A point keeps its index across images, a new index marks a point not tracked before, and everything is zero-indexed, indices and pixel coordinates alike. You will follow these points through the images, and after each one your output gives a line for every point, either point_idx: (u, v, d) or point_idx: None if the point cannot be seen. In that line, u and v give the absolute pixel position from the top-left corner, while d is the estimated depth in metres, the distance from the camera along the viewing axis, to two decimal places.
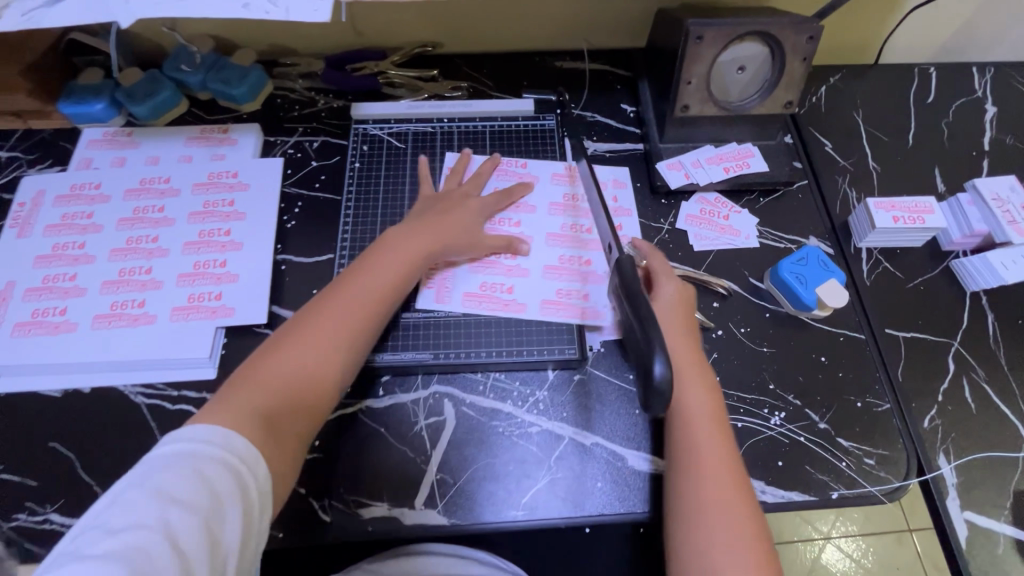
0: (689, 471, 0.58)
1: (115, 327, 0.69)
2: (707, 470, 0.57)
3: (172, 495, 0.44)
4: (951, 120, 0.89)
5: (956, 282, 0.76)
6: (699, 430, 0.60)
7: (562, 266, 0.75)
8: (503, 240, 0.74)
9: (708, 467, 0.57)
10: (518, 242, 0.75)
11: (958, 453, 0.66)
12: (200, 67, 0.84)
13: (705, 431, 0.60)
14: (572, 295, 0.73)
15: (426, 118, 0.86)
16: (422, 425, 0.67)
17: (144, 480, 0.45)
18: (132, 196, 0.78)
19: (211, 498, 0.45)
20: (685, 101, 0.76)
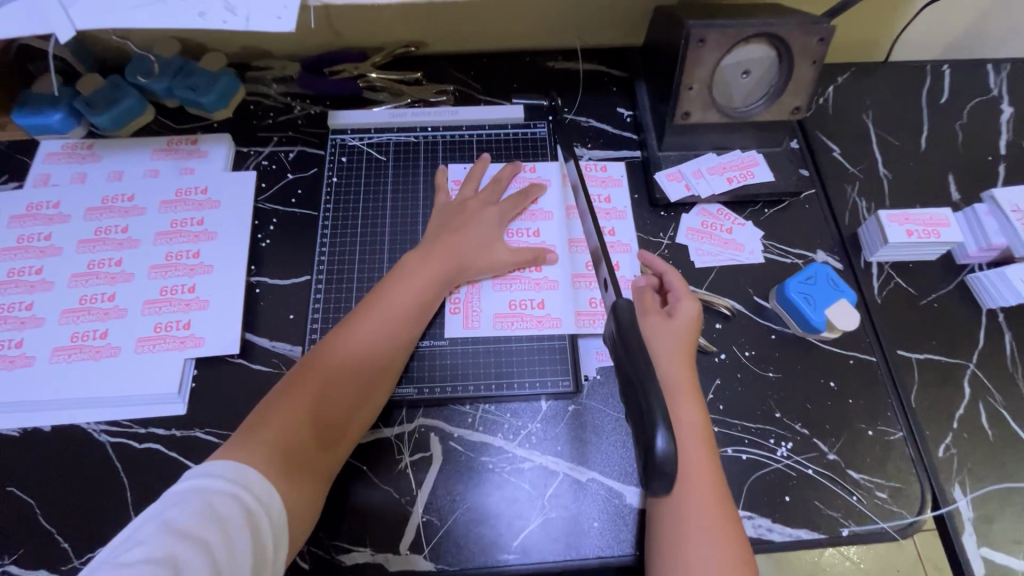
0: (681, 523, 0.53)
1: (75, 361, 0.65)
2: (701, 521, 0.52)
3: (183, 531, 0.45)
4: (965, 122, 0.84)
5: (971, 299, 0.72)
6: (693, 476, 0.54)
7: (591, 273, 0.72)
8: (530, 253, 0.70)
9: (701, 518, 0.53)
10: (543, 252, 0.71)
11: (976, 485, 0.63)
12: (166, 74, 0.79)
13: (698, 468, 0.55)
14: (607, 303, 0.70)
15: (409, 127, 0.80)
16: (407, 462, 0.63)
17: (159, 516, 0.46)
18: (93, 215, 0.73)
19: (221, 534, 0.46)
20: (686, 108, 0.71)
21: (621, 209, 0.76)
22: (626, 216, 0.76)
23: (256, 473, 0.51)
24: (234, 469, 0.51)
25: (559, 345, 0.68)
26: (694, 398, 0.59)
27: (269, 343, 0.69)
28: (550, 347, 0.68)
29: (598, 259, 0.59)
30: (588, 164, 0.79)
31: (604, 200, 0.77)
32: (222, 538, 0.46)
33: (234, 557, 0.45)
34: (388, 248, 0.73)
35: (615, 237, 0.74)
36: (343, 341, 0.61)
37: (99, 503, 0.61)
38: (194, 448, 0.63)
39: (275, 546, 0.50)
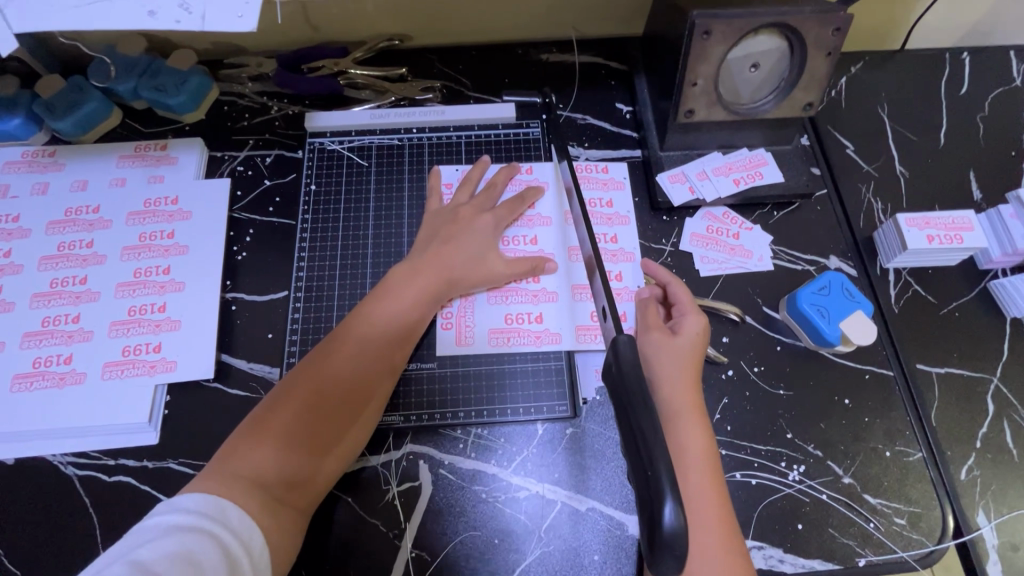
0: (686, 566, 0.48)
1: (38, 389, 0.61)
2: (709, 564, 0.48)
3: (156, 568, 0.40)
4: (987, 114, 0.79)
5: (994, 307, 0.68)
6: (699, 513, 0.50)
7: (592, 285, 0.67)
8: (529, 263, 0.65)
9: (709, 559, 0.48)
10: (543, 261, 0.67)
11: (999, 509, 0.59)
12: (131, 73, 0.73)
13: (707, 503, 0.51)
14: None
15: (393, 128, 0.75)
16: (394, 492, 0.59)
17: (126, 555, 0.41)
18: (56, 229, 0.68)
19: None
20: (690, 105, 0.66)
21: (623, 214, 0.71)
22: (629, 222, 0.71)
23: (235, 512, 0.46)
24: (212, 504, 0.46)
25: (554, 366, 0.64)
26: (700, 424, 0.55)
27: (246, 365, 0.64)
28: (545, 368, 0.64)
29: (592, 270, 0.53)
30: (587, 165, 0.74)
31: (605, 205, 0.72)
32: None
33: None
34: (371, 262, 0.68)
35: (617, 244, 0.70)
36: (326, 363, 0.56)
37: (67, 542, 0.57)
38: (168, 480, 0.59)
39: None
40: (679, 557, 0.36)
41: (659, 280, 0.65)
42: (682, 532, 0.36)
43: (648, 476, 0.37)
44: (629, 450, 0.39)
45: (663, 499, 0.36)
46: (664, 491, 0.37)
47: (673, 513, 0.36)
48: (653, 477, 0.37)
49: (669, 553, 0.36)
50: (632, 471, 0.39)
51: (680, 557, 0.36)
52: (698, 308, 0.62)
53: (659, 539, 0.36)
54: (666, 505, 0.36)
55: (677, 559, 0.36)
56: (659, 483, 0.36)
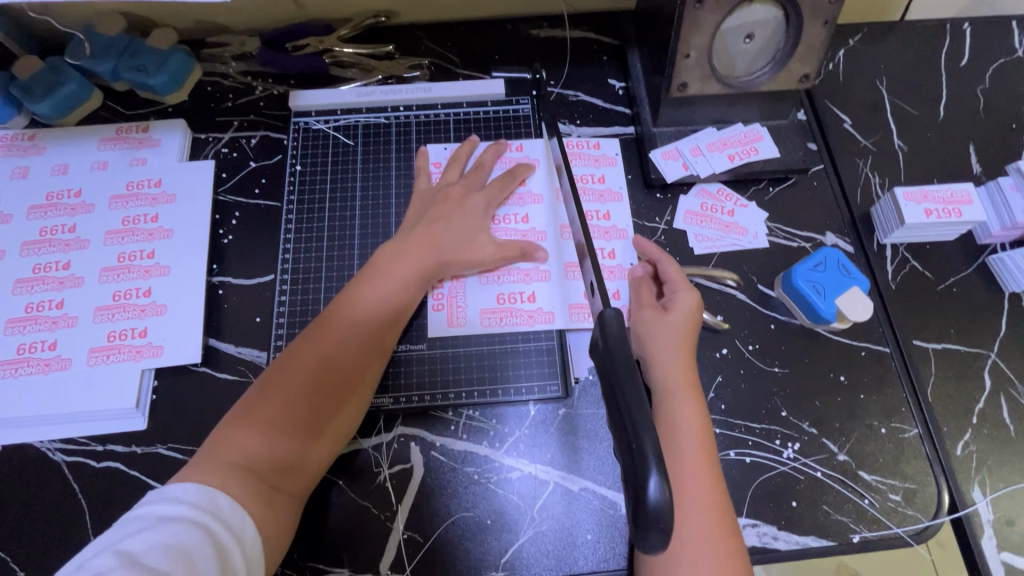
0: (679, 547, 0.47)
1: (23, 375, 0.60)
2: (702, 543, 0.47)
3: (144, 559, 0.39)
4: (987, 87, 0.77)
5: (992, 282, 0.67)
6: (691, 492, 0.49)
7: None
8: (515, 248, 0.63)
9: (701, 538, 0.48)
10: (532, 248, 0.64)
11: (995, 484, 0.59)
12: (110, 52, 0.71)
13: (700, 481, 0.50)
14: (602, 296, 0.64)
15: (379, 107, 0.74)
16: (386, 475, 0.59)
17: (117, 545, 0.40)
18: (37, 214, 0.67)
19: (189, 569, 0.40)
20: (683, 78, 0.64)
21: (616, 190, 0.70)
22: (622, 198, 0.70)
23: (226, 501, 0.46)
24: (204, 495, 0.45)
25: (545, 346, 0.63)
26: (694, 403, 0.54)
27: (234, 349, 0.63)
28: (537, 349, 0.63)
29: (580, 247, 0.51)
30: (578, 142, 0.72)
31: (597, 181, 0.70)
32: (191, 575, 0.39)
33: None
34: (358, 243, 0.67)
35: (610, 221, 0.68)
36: (313, 347, 0.55)
37: (56, 528, 0.56)
38: (157, 465, 0.59)
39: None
40: (663, 532, 0.35)
41: (648, 256, 0.63)
42: (667, 506, 0.35)
43: (632, 449, 0.36)
44: (615, 424, 0.39)
45: (647, 471, 0.35)
46: (648, 464, 0.36)
47: (658, 487, 0.35)
48: (638, 449, 0.36)
49: (653, 528, 0.35)
50: (618, 446, 0.39)
51: (665, 532, 0.35)
52: (691, 285, 0.61)
53: (644, 513, 0.35)
54: (650, 477, 0.35)
55: (662, 533, 0.35)
56: (643, 455, 0.36)
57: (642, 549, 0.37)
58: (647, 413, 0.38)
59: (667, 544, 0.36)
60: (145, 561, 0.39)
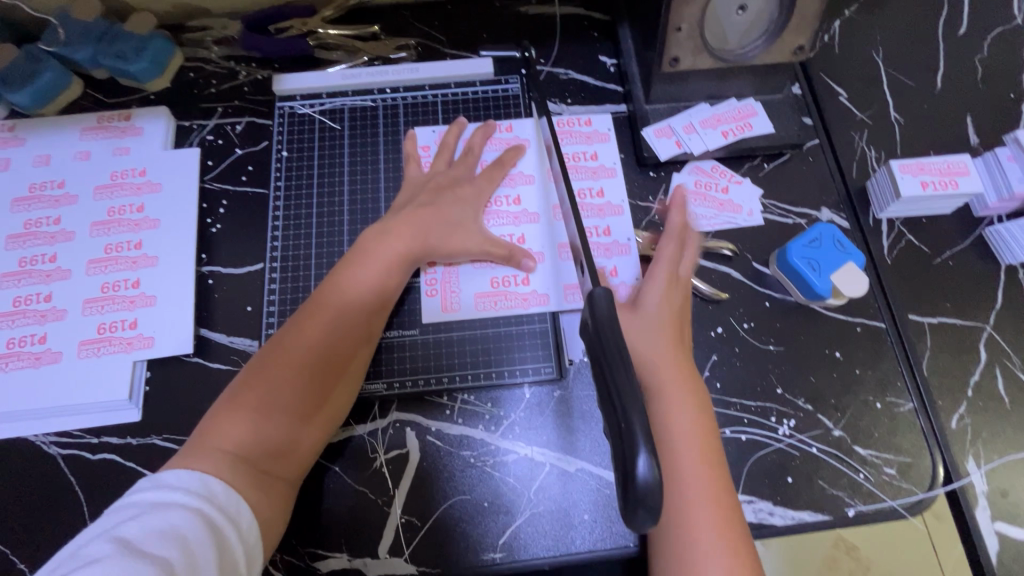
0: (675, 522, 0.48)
1: (13, 370, 0.60)
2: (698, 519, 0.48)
3: (138, 543, 0.39)
4: (985, 56, 0.76)
5: (988, 255, 0.66)
6: (683, 468, 0.49)
7: None
8: (504, 250, 0.62)
9: (698, 515, 0.48)
10: (521, 254, 0.63)
11: (990, 456, 0.59)
12: (89, 39, 0.70)
13: (694, 455, 0.50)
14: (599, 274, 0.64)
15: (365, 90, 0.72)
16: (382, 460, 0.59)
17: (111, 531, 0.40)
18: (20, 207, 0.66)
19: (188, 553, 0.39)
20: (674, 52, 0.63)
21: (609, 168, 0.69)
22: (614, 175, 0.69)
23: (221, 486, 0.45)
24: (197, 481, 0.45)
25: (539, 328, 0.63)
26: (688, 383, 0.54)
27: (226, 339, 0.63)
28: (530, 331, 0.63)
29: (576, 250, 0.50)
30: (570, 119, 0.71)
31: (590, 158, 0.69)
32: (189, 559, 0.39)
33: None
34: (348, 229, 0.66)
35: (603, 199, 0.67)
36: (301, 335, 0.54)
37: (55, 521, 0.57)
38: (152, 456, 0.58)
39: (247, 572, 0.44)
40: (651, 510, 0.35)
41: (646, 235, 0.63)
42: (655, 485, 0.35)
43: (621, 427, 0.36)
44: (605, 403, 0.39)
45: (635, 450, 0.35)
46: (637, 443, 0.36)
47: (646, 465, 0.35)
48: (627, 428, 0.36)
49: (641, 505, 0.35)
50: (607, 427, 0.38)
51: (654, 510, 0.35)
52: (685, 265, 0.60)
53: (633, 491, 0.35)
54: (638, 456, 0.35)
55: (650, 511, 0.35)
56: (632, 433, 0.36)
57: (631, 528, 0.36)
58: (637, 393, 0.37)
59: (657, 522, 0.36)
60: (143, 546, 0.39)
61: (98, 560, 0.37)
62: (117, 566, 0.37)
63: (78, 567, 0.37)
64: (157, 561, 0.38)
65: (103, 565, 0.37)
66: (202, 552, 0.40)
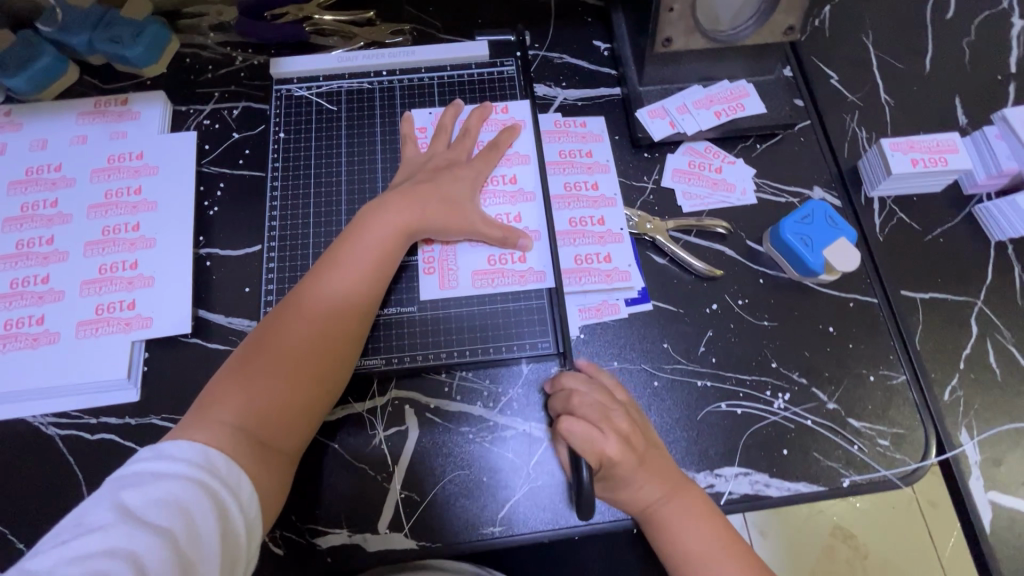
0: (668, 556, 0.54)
1: (11, 351, 0.60)
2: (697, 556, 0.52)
3: (136, 514, 0.40)
4: (973, 39, 0.77)
5: (978, 231, 0.67)
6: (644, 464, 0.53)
7: (574, 230, 0.66)
8: (501, 230, 0.63)
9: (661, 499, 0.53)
10: (517, 233, 0.63)
11: (981, 427, 0.60)
12: (85, 25, 0.70)
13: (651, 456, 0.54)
14: (594, 259, 0.65)
15: (362, 73, 0.73)
16: (381, 437, 0.59)
17: (115, 497, 0.41)
18: (17, 190, 0.66)
19: (188, 525, 0.41)
20: (667, 33, 0.64)
21: (602, 164, 0.69)
22: (609, 170, 0.69)
23: (222, 458, 0.46)
24: (198, 452, 0.45)
25: (536, 305, 0.63)
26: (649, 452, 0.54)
27: (224, 319, 0.63)
28: (528, 308, 0.63)
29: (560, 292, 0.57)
30: (565, 120, 0.71)
31: (584, 155, 0.69)
32: (189, 531, 0.41)
33: (200, 552, 0.41)
34: (346, 210, 0.67)
35: (597, 191, 0.67)
36: (290, 324, 0.54)
37: (53, 500, 0.56)
38: (151, 435, 0.59)
39: (249, 540, 0.45)
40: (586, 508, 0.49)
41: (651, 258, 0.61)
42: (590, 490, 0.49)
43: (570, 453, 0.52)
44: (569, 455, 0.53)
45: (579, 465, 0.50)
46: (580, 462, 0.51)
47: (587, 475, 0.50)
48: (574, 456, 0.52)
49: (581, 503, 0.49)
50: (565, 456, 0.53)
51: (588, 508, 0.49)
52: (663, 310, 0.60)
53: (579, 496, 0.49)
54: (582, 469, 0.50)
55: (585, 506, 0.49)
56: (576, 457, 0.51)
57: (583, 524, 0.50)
58: (584, 452, 0.51)
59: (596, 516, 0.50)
60: (142, 516, 0.40)
61: (100, 529, 0.39)
62: (119, 535, 0.39)
63: (82, 534, 0.39)
64: (156, 529, 0.40)
65: (105, 534, 0.39)
66: (201, 524, 0.41)
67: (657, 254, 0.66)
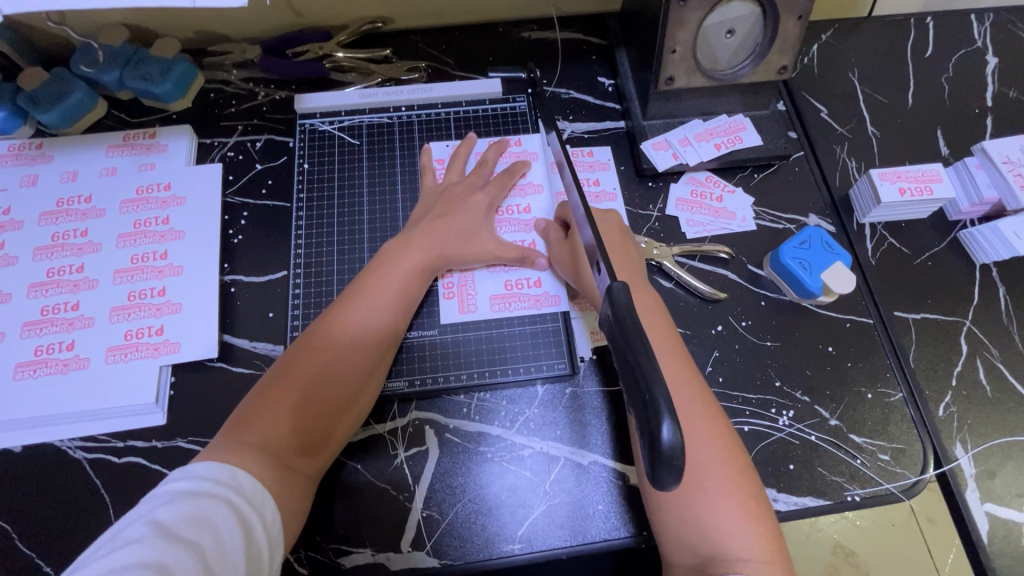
0: (691, 544, 0.49)
1: (41, 376, 0.61)
2: (732, 550, 0.47)
3: (169, 530, 0.41)
4: (951, 76, 0.83)
5: (964, 255, 0.71)
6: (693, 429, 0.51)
7: None
8: (517, 252, 0.66)
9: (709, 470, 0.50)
10: (533, 254, 0.66)
11: (976, 441, 0.63)
12: (116, 63, 0.73)
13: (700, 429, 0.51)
14: None
15: (381, 108, 0.76)
16: (403, 457, 0.61)
17: (147, 515, 0.42)
18: (48, 220, 0.68)
19: (218, 541, 0.42)
20: (670, 72, 0.68)
21: (610, 192, 0.73)
22: (616, 198, 0.73)
23: (248, 479, 0.47)
24: (226, 472, 0.47)
25: (551, 327, 0.66)
26: (713, 414, 0.53)
27: (249, 344, 0.65)
28: (542, 330, 0.66)
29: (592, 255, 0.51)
30: (574, 149, 0.75)
31: (592, 184, 0.74)
32: (218, 548, 0.41)
33: (228, 570, 0.41)
34: (367, 238, 0.70)
35: None
36: (315, 350, 0.56)
37: (80, 525, 0.57)
38: (177, 458, 0.60)
39: (271, 560, 0.46)
40: (675, 469, 0.36)
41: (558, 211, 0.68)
42: (680, 447, 0.36)
43: (645, 400, 0.37)
44: (627, 380, 0.39)
45: (660, 417, 0.36)
46: (661, 412, 0.36)
47: (671, 431, 0.36)
48: (650, 400, 0.37)
49: (666, 468, 0.36)
50: (630, 398, 0.39)
51: (677, 469, 0.36)
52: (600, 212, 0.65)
53: (660, 455, 0.36)
54: (663, 423, 0.36)
55: (674, 471, 0.36)
56: (656, 405, 0.36)
57: (655, 487, 0.38)
58: (669, 403, 0.36)
59: (679, 482, 0.37)
60: (176, 530, 0.41)
61: (135, 542, 0.40)
62: (152, 549, 0.39)
63: (118, 547, 0.40)
64: (188, 545, 0.40)
65: (139, 547, 0.39)
66: (229, 542, 0.42)
67: (664, 278, 0.69)
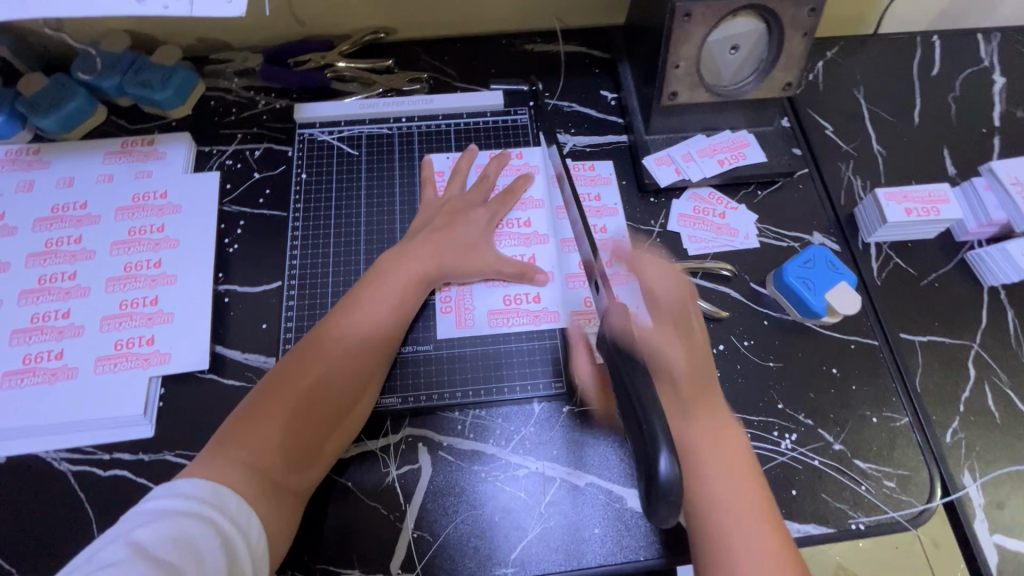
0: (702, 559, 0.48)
1: (28, 385, 0.60)
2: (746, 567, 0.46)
3: (147, 552, 0.40)
4: (958, 94, 0.82)
5: (972, 277, 0.70)
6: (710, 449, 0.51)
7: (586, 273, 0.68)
8: (516, 268, 0.66)
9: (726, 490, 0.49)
10: (533, 270, 0.66)
11: (984, 469, 0.61)
12: (116, 70, 0.73)
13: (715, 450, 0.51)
14: None
15: (382, 119, 0.76)
16: (395, 476, 0.59)
17: (127, 535, 0.41)
18: (42, 227, 0.68)
19: (197, 563, 0.40)
20: (673, 87, 0.67)
21: (612, 207, 0.72)
22: (617, 213, 0.72)
23: (233, 497, 0.46)
24: (210, 490, 0.45)
25: (549, 344, 0.65)
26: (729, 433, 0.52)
27: (241, 355, 0.64)
28: (540, 346, 0.65)
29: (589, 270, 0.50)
30: (575, 163, 0.75)
31: (594, 198, 0.73)
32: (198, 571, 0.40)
33: None
34: (364, 250, 0.69)
35: (607, 234, 0.70)
36: (307, 362, 0.55)
37: (61, 540, 0.56)
38: (163, 472, 0.59)
39: None
40: (671, 503, 0.35)
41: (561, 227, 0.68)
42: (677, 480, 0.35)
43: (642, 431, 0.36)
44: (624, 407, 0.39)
45: (657, 450, 0.35)
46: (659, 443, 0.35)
47: (668, 464, 0.35)
48: (648, 431, 0.36)
49: (662, 502, 0.35)
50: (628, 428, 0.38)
51: (674, 504, 0.35)
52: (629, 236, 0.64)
53: (655, 488, 0.35)
54: (660, 456, 0.35)
55: (671, 505, 0.35)
56: (653, 436, 0.35)
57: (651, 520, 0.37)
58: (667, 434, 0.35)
59: (676, 517, 0.36)
60: (154, 552, 0.40)
61: (112, 565, 0.39)
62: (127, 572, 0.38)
63: (96, 570, 0.39)
64: (166, 567, 0.39)
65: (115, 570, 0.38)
66: (210, 564, 0.41)
67: None
